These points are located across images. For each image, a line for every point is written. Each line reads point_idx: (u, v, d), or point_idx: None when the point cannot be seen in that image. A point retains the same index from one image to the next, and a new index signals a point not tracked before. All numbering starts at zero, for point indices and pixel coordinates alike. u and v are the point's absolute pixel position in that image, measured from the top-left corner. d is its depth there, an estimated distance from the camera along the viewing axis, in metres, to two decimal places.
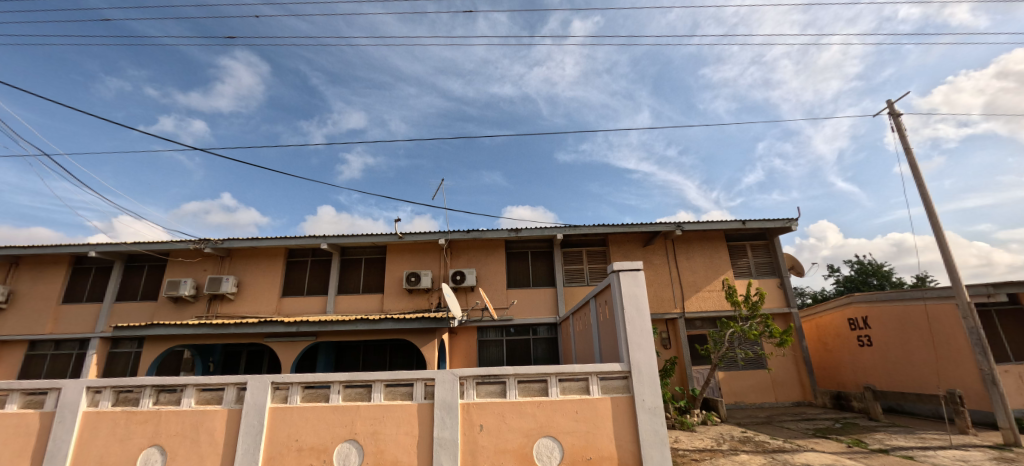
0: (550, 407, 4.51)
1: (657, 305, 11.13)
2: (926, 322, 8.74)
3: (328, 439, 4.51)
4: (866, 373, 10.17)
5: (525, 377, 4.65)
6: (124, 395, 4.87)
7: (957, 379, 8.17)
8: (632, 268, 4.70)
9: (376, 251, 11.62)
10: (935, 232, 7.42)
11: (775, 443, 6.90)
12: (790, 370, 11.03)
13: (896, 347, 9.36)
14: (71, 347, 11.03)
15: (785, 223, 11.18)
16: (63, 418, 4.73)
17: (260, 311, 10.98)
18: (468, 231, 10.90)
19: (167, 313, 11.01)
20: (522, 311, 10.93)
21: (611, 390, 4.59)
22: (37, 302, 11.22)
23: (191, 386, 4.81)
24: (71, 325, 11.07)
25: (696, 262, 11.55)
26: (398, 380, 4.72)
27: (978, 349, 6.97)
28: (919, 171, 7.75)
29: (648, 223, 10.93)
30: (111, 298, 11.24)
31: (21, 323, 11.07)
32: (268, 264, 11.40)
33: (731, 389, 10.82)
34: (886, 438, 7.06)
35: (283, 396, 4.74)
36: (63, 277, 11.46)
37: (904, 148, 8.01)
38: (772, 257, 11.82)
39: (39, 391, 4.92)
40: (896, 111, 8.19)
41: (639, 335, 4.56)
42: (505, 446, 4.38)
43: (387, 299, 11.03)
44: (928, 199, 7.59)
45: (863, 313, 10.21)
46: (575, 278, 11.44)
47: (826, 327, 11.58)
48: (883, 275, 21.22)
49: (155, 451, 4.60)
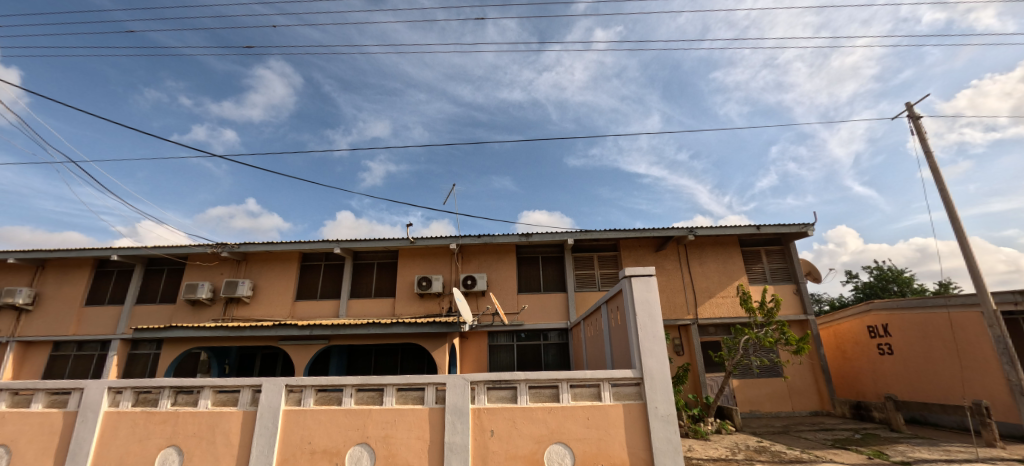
0: (561, 413, 4.48)
1: (669, 311, 11.02)
2: (949, 330, 8.47)
3: (340, 443, 4.54)
4: (887, 381, 9.91)
5: (537, 382, 4.62)
6: (143, 396, 4.98)
7: (983, 390, 7.87)
8: (645, 274, 4.65)
9: (388, 255, 11.71)
10: (959, 238, 7.21)
11: (792, 454, 6.73)
12: (808, 378, 10.80)
13: (919, 355, 9.11)
14: (93, 348, 11.32)
15: (801, 228, 10.97)
16: (85, 418, 4.85)
17: (275, 314, 11.15)
18: (479, 236, 10.95)
19: (185, 315, 11.24)
20: (533, 316, 10.92)
21: (623, 397, 4.54)
22: (61, 304, 11.56)
23: (208, 388, 4.91)
24: (95, 326, 11.39)
25: (708, 268, 11.40)
26: (410, 385, 4.73)
27: (1006, 358, 6.75)
28: (941, 175, 7.57)
29: (661, 228, 10.82)
30: (131, 300, 11.51)
31: (46, 325, 11.42)
32: (281, 267, 11.61)
33: (745, 397, 10.62)
34: (908, 450, 6.85)
35: (296, 398, 4.80)
36: (87, 280, 11.81)
37: (926, 151, 7.83)
38: (787, 263, 11.62)
39: (63, 391, 5.08)
40: (915, 114, 8.02)
41: (651, 342, 4.52)
42: (517, 453, 4.36)
43: (398, 303, 11.10)
44: (951, 204, 7.39)
45: (883, 321, 10.02)
46: (586, 282, 11.39)
47: (845, 335, 11.31)
48: (904, 282, 20.70)
49: (172, 451, 4.69)
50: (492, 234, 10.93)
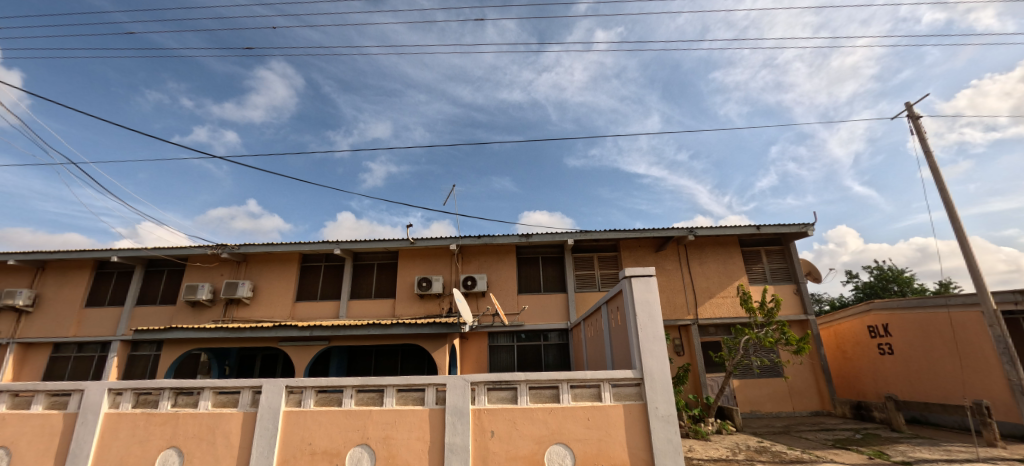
0: (562, 413, 4.48)
1: (669, 311, 11.02)
2: (949, 330, 8.48)
3: (340, 444, 4.54)
4: (888, 381, 9.90)
5: (537, 383, 4.62)
6: (143, 397, 4.97)
7: (983, 390, 7.87)
8: (645, 274, 4.65)
9: (388, 256, 11.70)
10: (959, 238, 7.21)
11: (792, 454, 6.73)
12: (808, 378, 10.80)
13: (919, 355, 9.11)
14: (93, 349, 11.32)
15: (801, 228, 10.96)
16: (85, 419, 4.85)
17: (275, 315, 11.15)
18: (479, 236, 10.94)
19: (185, 317, 11.24)
20: (533, 317, 10.92)
21: (623, 397, 4.54)
22: (61, 306, 11.56)
23: (208, 389, 4.91)
24: (95, 327, 11.39)
25: (708, 268, 11.40)
26: (410, 385, 4.73)
27: (1006, 358, 6.75)
28: (941, 175, 7.58)
29: (661, 229, 10.82)
30: (132, 302, 11.51)
31: (46, 326, 11.41)
32: (281, 269, 11.60)
33: (746, 398, 10.61)
34: (909, 450, 6.85)
35: (296, 399, 4.80)
36: (87, 282, 11.80)
37: (925, 151, 7.84)
38: (787, 263, 11.61)
39: (63, 392, 5.07)
40: (915, 113, 8.03)
41: (651, 342, 4.52)
42: (517, 453, 4.36)
43: (398, 304, 11.11)
44: (951, 204, 7.39)
45: (883, 321, 10.01)
46: (587, 283, 11.39)
47: (846, 335, 11.31)
48: (904, 282, 20.71)
49: (172, 453, 4.68)
50: (492, 234, 10.91)
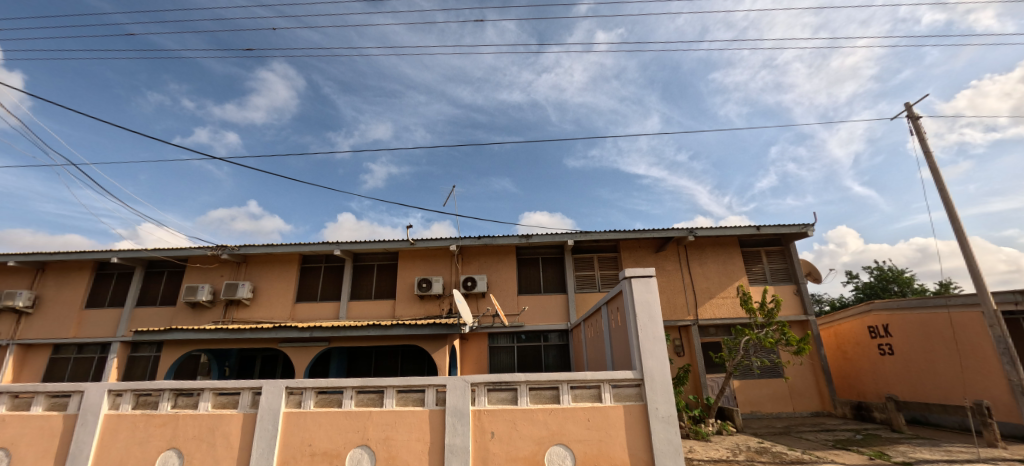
0: (562, 414, 4.48)
1: (670, 312, 11.02)
2: (949, 330, 8.47)
3: (340, 445, 4.53)
4: (888, 382, 9.89)
5: (537, 384, 4.62)
6: (143, 398, 4.97)
7: (984, 390, 7.86)
8: (645, 275, 4.65)
9: (388, 257, 11.70)
10: (959, 238, 7.21)
11: (793, 455, 6.72)
12: (808, 378, 10.79)
13: (920, 355, 9.10)
14: (93, 351, 11.31)
15: (801, 228, 10.96)
16: (85, 421, 4.84)
17: (275, 316, 11.15)
18: (479, 237, 10.94)
19: (185, 318, 11.24)
20: (533, 318, 10.91)
21: (623, 398, 4.54)
22: (61, 307, 11.55)
23: (208, 390, 4.91)
24: (95, 328, 11.39)
25: (708, 269, 11.40)
26: (410, 386, 4.73)
27: (1006, 358, 6.74)
28: (941, 175, 7.58)
29: (661, 229, 10.82)
30: (132, 303, 11.50)
31: (46, 327, 11.41)
32: (281, 270, 11.60)
33: (746, 398, 10.60)
34: (909, 451, 6.84)
35: (296, 400, 4.79)
36: (87, 283, 11.80)
37: (925, 152, 7.84)
38: (787, 264, 11.61)
39: (63, 394, 5.07)
40: (915, 114, 8.03)
41: (651, 342, 4.52)
42: (517, 454, 4.36)
43: (398, 305, 11.11)
44: (951, 204, 7.39)
45: (883, 321, 10.01)
46: (587, 284, 11.39)
47: (846, 335, 11.30)
48: (905, 282, 20.69)
49: (172, 454, 4.68)
50: (492, 235, 10.91)
